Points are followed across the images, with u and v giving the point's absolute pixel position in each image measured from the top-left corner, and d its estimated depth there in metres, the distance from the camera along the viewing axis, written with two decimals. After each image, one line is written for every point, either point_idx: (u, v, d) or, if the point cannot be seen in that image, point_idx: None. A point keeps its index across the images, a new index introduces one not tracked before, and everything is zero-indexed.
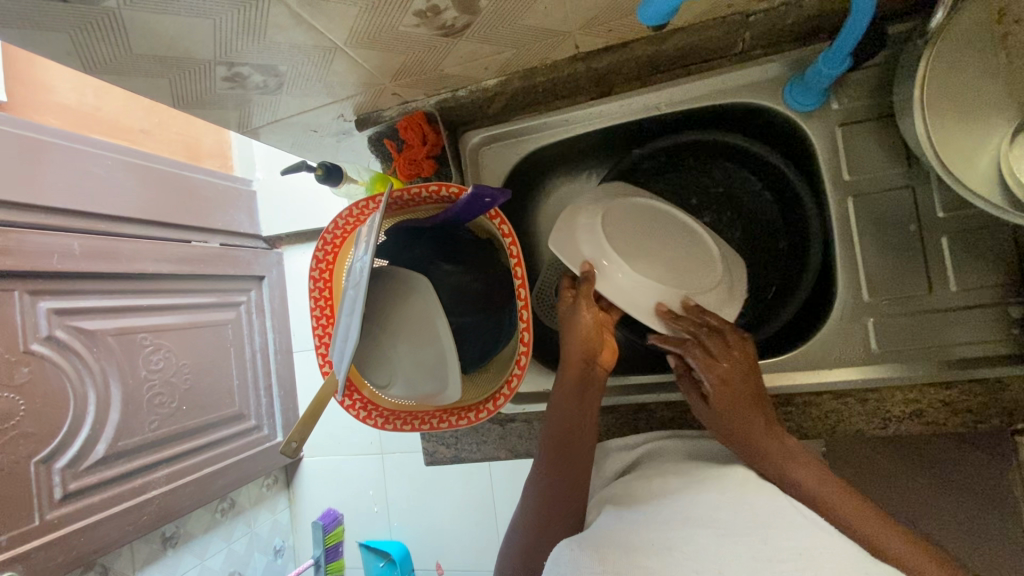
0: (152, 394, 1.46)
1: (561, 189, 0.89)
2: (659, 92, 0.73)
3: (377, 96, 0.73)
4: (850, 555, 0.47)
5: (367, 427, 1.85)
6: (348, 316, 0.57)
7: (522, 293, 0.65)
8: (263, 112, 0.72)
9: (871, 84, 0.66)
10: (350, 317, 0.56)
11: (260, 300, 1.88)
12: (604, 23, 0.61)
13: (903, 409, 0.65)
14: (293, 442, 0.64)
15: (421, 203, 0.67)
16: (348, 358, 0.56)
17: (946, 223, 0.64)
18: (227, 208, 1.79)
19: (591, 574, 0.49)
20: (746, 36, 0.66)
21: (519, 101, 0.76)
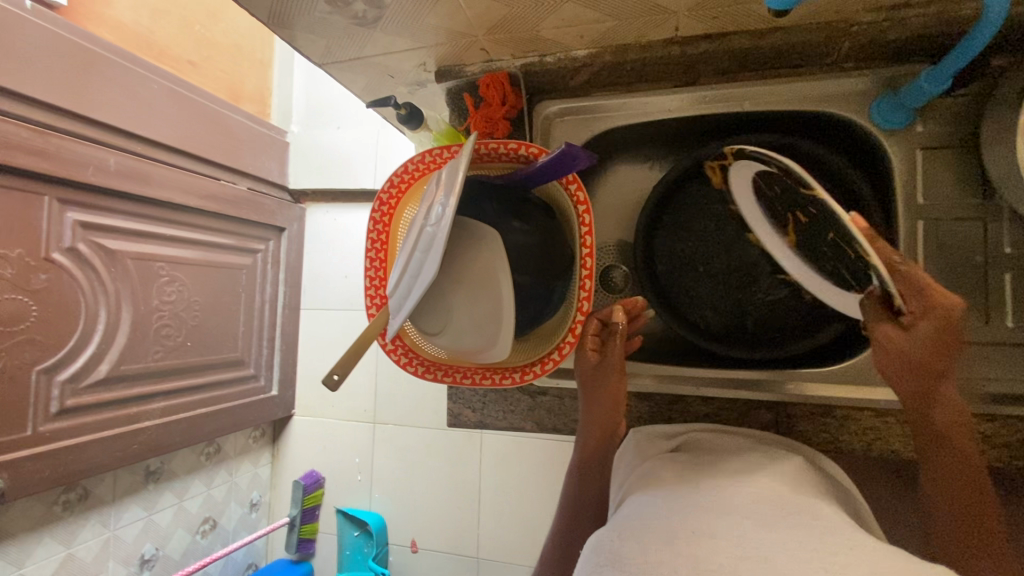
0: (159, 325, 1.44)
1: (622, 175, 0.90)
2: (745, 90, 0.73)
3: (464, 50, 0.73)
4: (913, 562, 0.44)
5: (363, 394, 1.84)
6: (422, 254, 0.57)
7: (588, 263, 0.66)
8: (350, 46, 0.71)
9: (956, 113, 0.67)
10: (425, 255, 0.56)
11: (277, 251, 1.85)
12: (712, 8, 0.61)
13: None
14: (336, 376, 0.64)
15: (499, 158, 0.68)
16: (414, 297, 0.56)
17: (1010, 260, 0.66)
18: (261, 154, 1.78)
19: (640, 551, 0.44)
20: (844, 46, 0.66)
21: (602, 76, 0.77)
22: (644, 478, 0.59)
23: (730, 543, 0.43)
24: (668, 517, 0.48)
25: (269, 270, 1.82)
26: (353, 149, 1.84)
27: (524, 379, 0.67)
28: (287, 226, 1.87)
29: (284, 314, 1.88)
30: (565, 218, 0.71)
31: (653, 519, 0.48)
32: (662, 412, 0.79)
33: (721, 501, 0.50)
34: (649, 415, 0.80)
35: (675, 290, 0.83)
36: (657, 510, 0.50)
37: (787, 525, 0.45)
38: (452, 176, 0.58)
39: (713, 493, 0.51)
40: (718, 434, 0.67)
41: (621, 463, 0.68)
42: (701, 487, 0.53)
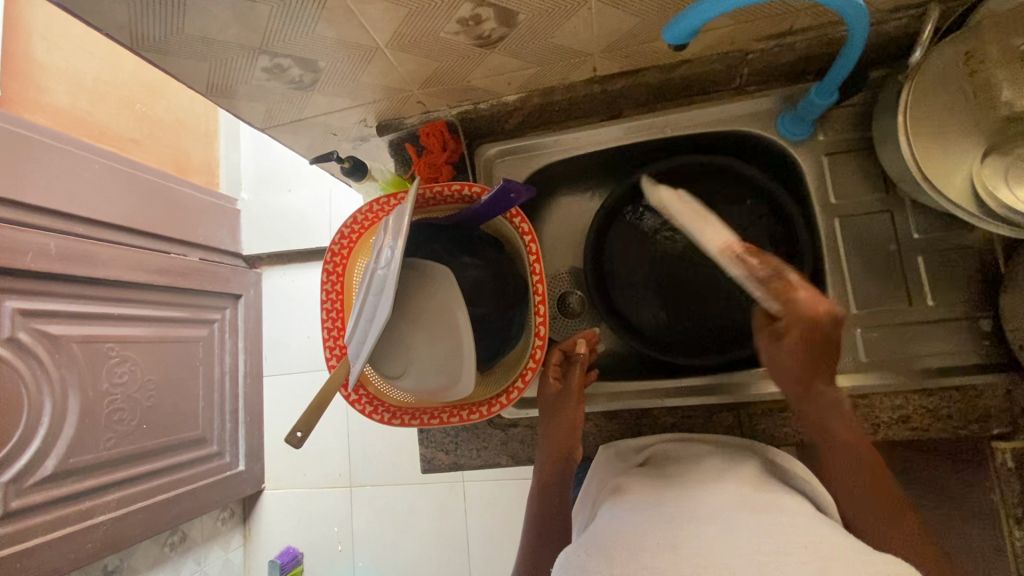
0: (112, 409, 1.37)
1: (566, 206, 0.94)
2: (664, 117, 0.80)
3: (402, 103, 0.76)
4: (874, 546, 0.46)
5: (337, 456, 1.77)
6: (376, 297, 0.58)
7: (539, 288, 0.69)
8: (290, 109, 0.74)
9: (852, 120, 0.75)
10: (378, 298, 0.57)
11: (235, 319, 1.81)
12: (623, 48, 0.67)
13: (891, 415, 0.69)
14: (299, 433, 0.63)
15: (441, 203, 0.71)
16: (370, 341, 0.56)
17: (920, 245, 0.72)
18: (211, 224, 1.77)
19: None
20: (743, 73, 0.74)
21: (534, 119, 0.83)
22: (613, 494, 0.60)
23: (687, 548, 0.44)
24: (631, 530, 0.49)
25: (227, 339, 1.77)
26: (307, 212, 1.86)
27: (494, 411, 0.68)
28: (243, 292, 1.84)
29: (246, 382, 1.82)
30: (514, 252, 0.73)
31: (613, 535, 0.49)
32: (631, 427, 0.79)
33: (679, 509, 0.51)
34: (619, 432, 0.80)
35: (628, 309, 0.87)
36: (620, 525, 0.51)
37: (747, 527, 0.47)
38: (399, 220, 0.60)
39: (675, 503, 0.53)
40: (686, 443, 0.68)
41: (591, 486, 0.68)
42: (665, 497, 0.55)
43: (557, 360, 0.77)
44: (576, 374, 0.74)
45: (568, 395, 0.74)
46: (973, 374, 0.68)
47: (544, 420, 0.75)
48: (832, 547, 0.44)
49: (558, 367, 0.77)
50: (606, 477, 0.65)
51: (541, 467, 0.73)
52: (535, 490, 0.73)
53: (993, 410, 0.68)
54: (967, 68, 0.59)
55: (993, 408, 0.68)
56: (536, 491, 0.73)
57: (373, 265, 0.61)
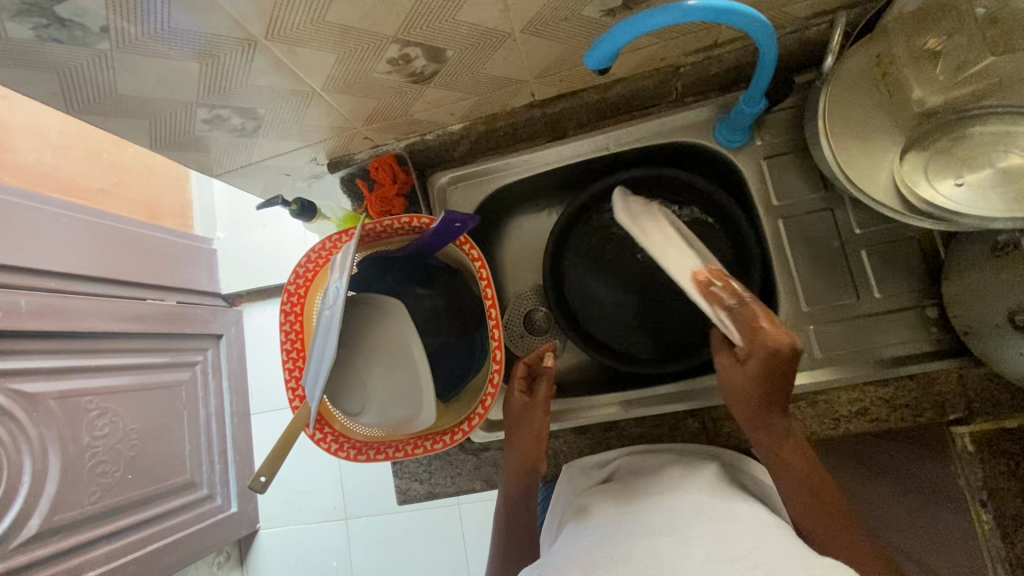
0: (94, 463, 1.35)
1: (525, 226, 0.95)
2: (607, 134, 0.82)
3: (349, 140, 0.78)
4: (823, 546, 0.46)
5: (330, 489, 1.76)
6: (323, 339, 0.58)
7: (493, 313, 0.68)
8: (238, 155, 0.75)
9: (788, 123, 0.77)
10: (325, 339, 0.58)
11: (217, 359, 1.80)
12: (557, 73, 0.69)
13: (850, 408, 0.71)
14: (262, 477, 0.63)
15: (390, 237, 0.70)
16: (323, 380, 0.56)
17: (863, 238, 0.74)
18: (187, 267, 1.77)
19: None
20: (677, 86, 0.76)
21: (482, 144, 0.84)
22: (575, 511, 0.60)
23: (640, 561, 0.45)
24: (589, 544, 0.50)
25: (211, 380, 1.76)
26: (282, 247, 1.89)
27: (456, 439, 0.67)
28: (224, 332, 1.84)
29: (233, 422, 1.80)
30: (469, 278, 0.74)
31: (571, 552, 0.50)
32: (601, 441, 0.80)
33: (634, 521, 0.52)
34: (590, 447, 0.80)
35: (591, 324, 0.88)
36: (579, 541, 0.52)
37: (703, 535, 0.47)
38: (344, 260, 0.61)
39: (633, 514, 0.54)
40: (651, 454, 0.69)
41: (559, 505, 0.68)
42: (624, 510, 0.55)
43: (522, 373, 0.76)
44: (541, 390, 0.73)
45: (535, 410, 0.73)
46: (925, 361, 0.70)
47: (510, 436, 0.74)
48: (776, 550, 0.45)
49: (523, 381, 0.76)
50: (571, 496, 0.66)
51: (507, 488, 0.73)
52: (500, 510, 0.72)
53: (947, 395, 0.69)
54: (879, 71, 0.62)
55: (948, 394, 0.69)
56: (504, 508, 0.73)
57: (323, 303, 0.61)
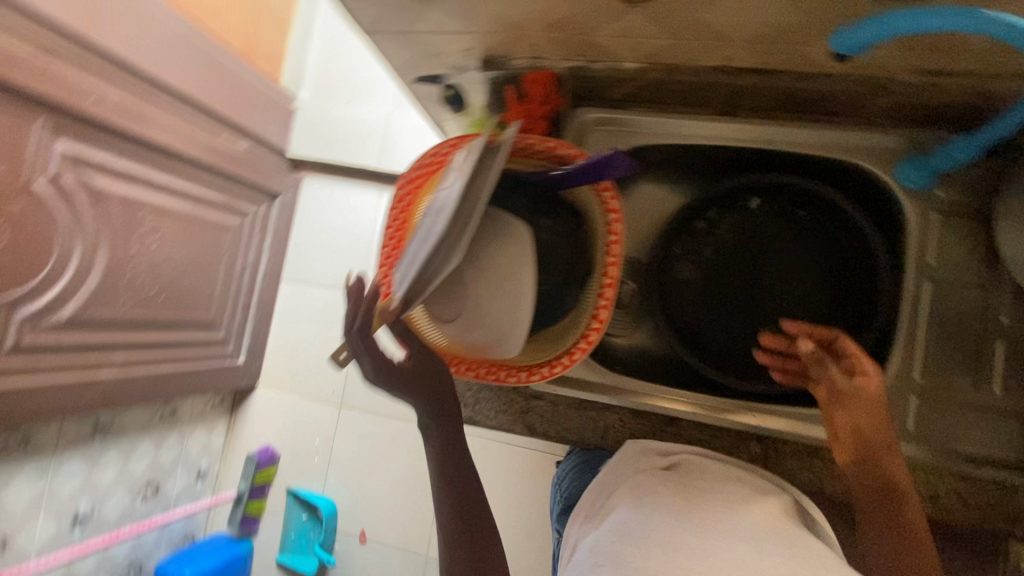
0: (133, 275, 1.36)
1: (645, 192, 0.90)
2: (780, 128, 0.75)
3: (515, 43, 0.72)
4: None
5: (336, 374, 1.81)
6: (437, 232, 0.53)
7: (610, 272, 0.64)
8: (403, 17, 0.69)
9: (973, 182, 0.70)
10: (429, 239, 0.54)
11: (267, 216, 1.80)
12: (769, 44, 0.62)
13: (919, 489, 0.69)
14: (344, 354, 0.60)
15: (537, 155, 0.68)
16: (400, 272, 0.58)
17: (1008, 330, 0.69)
18: (267, 117, 1.75)
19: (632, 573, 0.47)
20: (882, 102, 0.68)
21: (644, 94, 0.78)
22: (632, 493, 0.58)
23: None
24: (653, 545, 0.49)
25: (257, 235, 1.77)
26: (360, 128, 1.85)
27: (531, 380, 0.66)
28: (281, 193, 1.83)
29: (263, 282, 1.82)
30: (591, 229, 0.69)
31: (635, 551, 0.49)
32: (655, 432, 0.77)
33: (703, 531, 0.50)
34: (642, 433, 0.78)
35: (682, 308, 0.83)
36: (639, 539, 0.50)
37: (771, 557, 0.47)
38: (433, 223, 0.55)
39: (706, 519, 0.52)
40: (719, 462, 0.66)
41: (609, 478, 0.65)
42: (691, 510, 0.54)
43: None
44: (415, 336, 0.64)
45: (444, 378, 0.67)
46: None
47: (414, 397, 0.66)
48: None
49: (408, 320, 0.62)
50: (623, 473, 0.63)
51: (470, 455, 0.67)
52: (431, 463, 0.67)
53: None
54: None
55: None
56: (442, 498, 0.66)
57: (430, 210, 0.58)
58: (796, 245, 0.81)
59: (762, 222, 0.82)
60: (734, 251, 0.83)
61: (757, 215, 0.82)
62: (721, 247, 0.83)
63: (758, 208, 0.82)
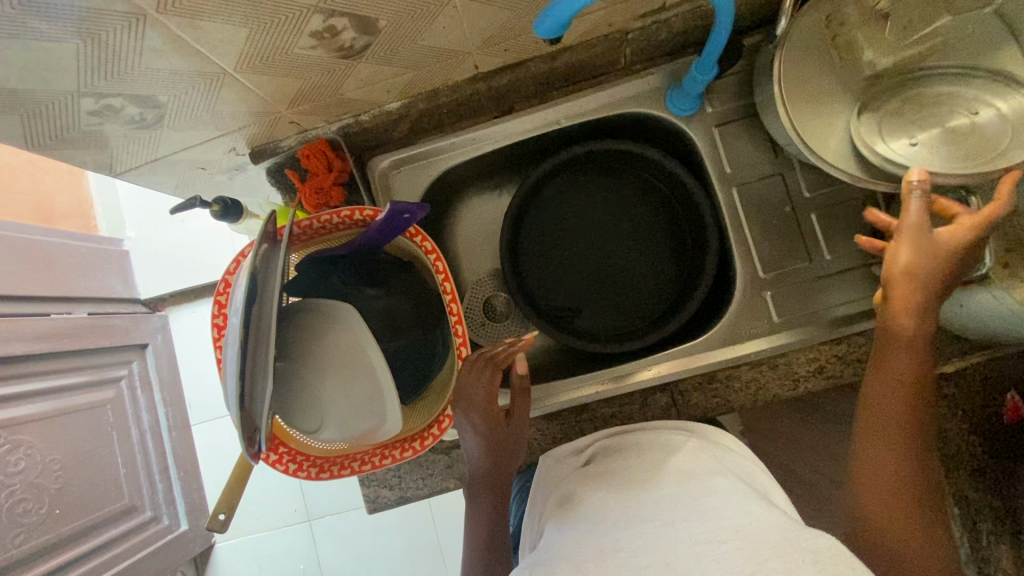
0: (12, 504, 1.08)
1: (476, 207, 0.91)
2: (556, 107, 0.77)
3: (273, 127, 0.68)
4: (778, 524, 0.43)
5: (289, 493, 1.54)
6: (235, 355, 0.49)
7: (454, 307, 0.64)
8: (140, 150, 0.64)
9: (735, 88, 0.75)
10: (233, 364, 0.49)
11: (146, 372, 1.49)
12: (501, 43, 0.64)
13: (808, 367, 0.73)
14: (222, 515, 0.60)
15: (333, 230, 0.65)
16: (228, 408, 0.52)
17: (812, 202, 0.74)
18: (95, 272, 1.44)
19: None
20: (627, 52, 0.72)
21: (424, 124, 0.78)
22: (560, 508, 0.56)
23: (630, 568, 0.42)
24: (558, 565, 0.45)
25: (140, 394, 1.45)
26: (194, 240, 1.58)
27: (427, 444, 0.64)
28: (150, 340, 1.52)
29: (173, 438, 1.52)
30: (424, 269, 0.69)
31: (553, 561, 0.46)
32: (573, 426, 0.77)
33: (619, 526, 0.47)
34: (563, 432, 0.77)
35: (549, 299, 0.85)
36: (543, 565, 0.46)
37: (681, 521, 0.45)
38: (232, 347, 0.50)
39: (625, 499, 0.52)
40: (626, 433, 0.66)
41: (539, 497, 0.64)
42: (611, 496, 0.53)
43: None
44: (494, 383, 0.66)
45: (517, 428, 0.70)
46: None
47: (480, 451, 0.67)
48: (786, 539, 0.40)
49: (481, 364, 0.66)
50: (549, 488, 0.63)
51: (477, 510, 0.68)
52: (471, 525, 0.68)
53: None
54: (829, 31, 0.63)
55: None
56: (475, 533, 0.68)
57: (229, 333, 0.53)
58: (619, 203, 0.85)
59: (585, 186, 0.85)
60: (573, 229, 0.86)
61: (575, 190, 0.86)
62: (558, 231, 0.86)
63: (574, 184, 0.85)
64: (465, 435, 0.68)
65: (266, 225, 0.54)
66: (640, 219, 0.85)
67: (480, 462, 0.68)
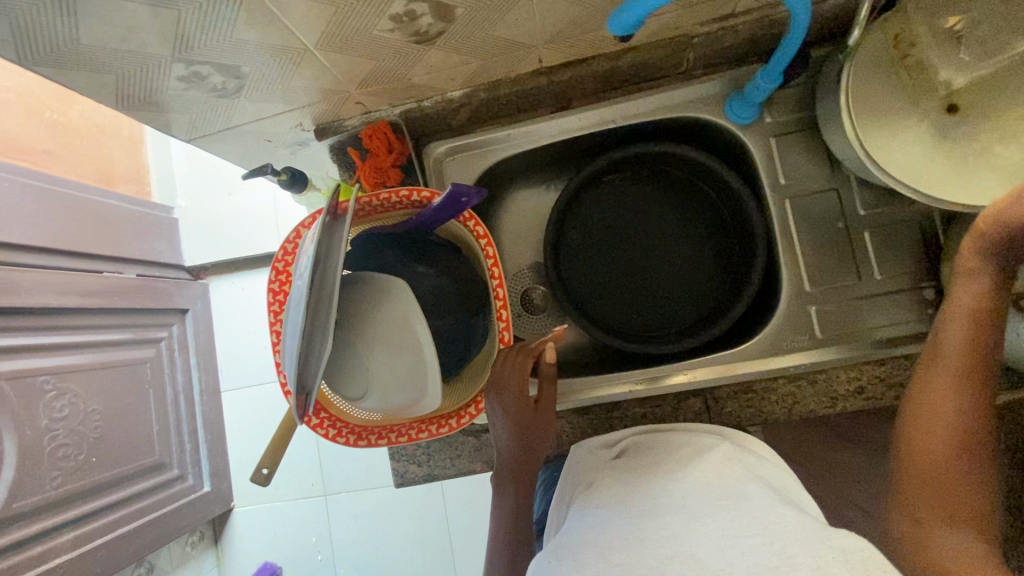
0: (55, 446, 1.14)
1: (522, 199, 0.92)
2: (613, 106, 0.78)
3: (340, 105, 0.71)
4: (811, 530, 0.42)
5: (308, 465, 1.58)
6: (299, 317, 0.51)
7: (500, 293, 0.67)
8: (215, 118, 0.68)
9: (796, 100, 0.75)
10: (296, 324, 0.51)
11: (184, 335, 1.55)
12: (568, 38, 0.65)
13: (848, 387, 0.72)
14: (264, 470, 0.63)
15: (389, 209, 0.67)
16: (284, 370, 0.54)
17: (867, 220, 0.74)
18: (146, 236, 1.50)
19: (568, 561, 0.44)
20: (690, 57, 0.73)
21: (482, 113, 0.80)
22: (585, 497, 0.56)
23: (657, 558, 0.42)
24: (584, 551, 0.45)
25: (177, 357, 1.51)
26: (239, 212, 1.63)
27: (463, 422, 0.67)
28: (190, 305, 1.58)
29: (204, 400, 1.57)
30: (472, 256, 0.71)
31: (580, 539, 0.47)
32: (603, 422, 0.78)
33: (644, 517, 0.48)
34: (592, 427, 0.78)
35: (588, 296, 0.86)
36: (569, 550, 0.46)
37: (711, 516, 0.45)
38: (295, 311, 0.52)
39: (653, 493, 0.52)
40: (660, 432, 0.67)
41: (566, 484, 0.65)
42: (639, 491, 0.53)
43: None
44: (525, 370, 0.66)
45: (545, 418, 0.69)
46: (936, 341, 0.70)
47: (509, 439, 0.67)
48: (814, 536, 0.41)
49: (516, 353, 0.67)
50: (579, 477, 0.63)
51: (502, 497, 0.69)
52: (499, 510, 0.69)
53: None
54: (897, 51, 0.62)
55: None
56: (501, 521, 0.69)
57: (291, 299, 0.55)
58: (664, 205, 0.86)
59: (640, 194, 0.86)
60: (616, 227, 0.87)
61: (622, 189, 0.86)
62: (601, 229, 0.87)
63: (621, 182, 0.86)
64: (493, 421, 0.68)
65: (332, 198, 0.56)
66: (692, 232, 0.85)
67: (508, 449, 0.67)
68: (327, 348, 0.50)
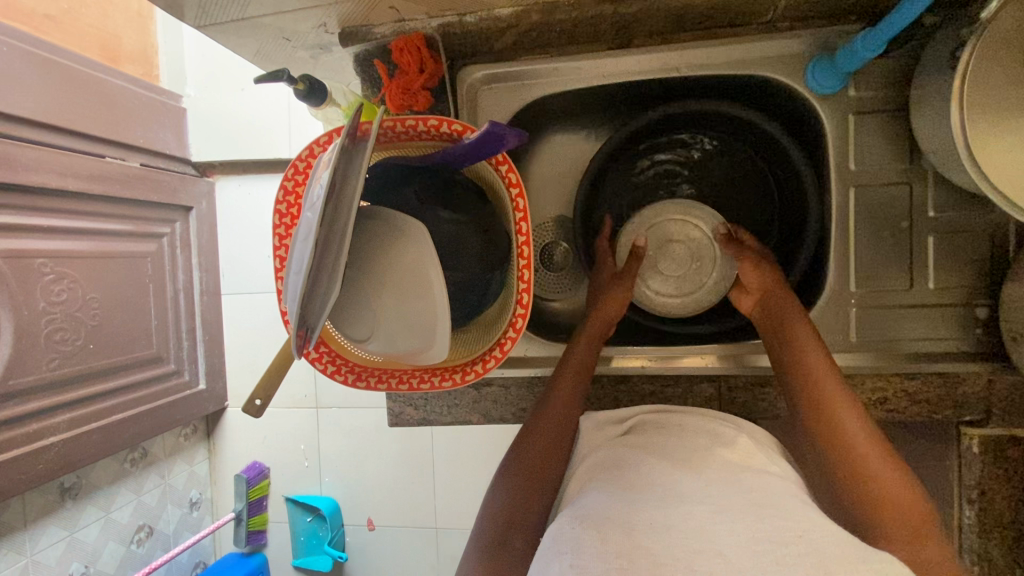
0: (51, 329, 1.13)
1: (558, 145, 0.84)
2: (680, 53, 0.68)
3: (370, 9, 0.62)
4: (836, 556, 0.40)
5: (302, 378, 1.59)
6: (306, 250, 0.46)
7: (524, 250, 0.62)
8: (228, 6, 0.59)
9: (888, 75, 0.66)
10: (303, 259, 0.46)
11: (186, 233, 1.50)
12: None
13: (870, 395, 0.67)
14: (258, 401, 0.60)
15: (417, 137, 0.61)
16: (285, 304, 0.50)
17: (934, 223, 0.67)
18: (151, 123, 1.40)
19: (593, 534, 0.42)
20: (780, 5, 0.62)
21: (530, 39, 0.70)
22: (597, 472, 0.54)
23: (675, 554, 0.40)
24: (609, 526, 0.43)
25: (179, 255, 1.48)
26: (251, 112, 1.51)
27: (467, 378, 0.63)
28: (195, 204, 1.52)
29: (204, 301, 1.55)
30: (498, 203, 0.66)
31: (600, 510, 0.45)
32: (609, 394, 0.75)
33: (664, 500, 0.46)
34: (597, 397, 0.75)
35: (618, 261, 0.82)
36: (589, 519, 0.44)
37: (726, 521, 0.43)
38: (301, 243, 0.47)
39: (671, 476, 0.50)
40: (671, 415, 0.64)
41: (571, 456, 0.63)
42: (656, 471, 0.51)
43: None
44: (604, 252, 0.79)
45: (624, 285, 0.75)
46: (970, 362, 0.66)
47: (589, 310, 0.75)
48: (843, 555, 0.39)
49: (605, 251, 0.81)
50: (585, 451, 0.61)
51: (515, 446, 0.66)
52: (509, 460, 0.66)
53: (998, 403, 0.65)
54: None
55: (999, 401, 0.65)
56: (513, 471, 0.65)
57: (298, 228, 0.50)
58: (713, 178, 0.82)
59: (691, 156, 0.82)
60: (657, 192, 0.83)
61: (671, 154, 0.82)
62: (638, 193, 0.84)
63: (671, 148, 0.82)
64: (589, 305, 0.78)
65: (352, 119, 0.49)
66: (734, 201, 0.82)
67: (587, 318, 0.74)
68: (336, 293, 0.46)
